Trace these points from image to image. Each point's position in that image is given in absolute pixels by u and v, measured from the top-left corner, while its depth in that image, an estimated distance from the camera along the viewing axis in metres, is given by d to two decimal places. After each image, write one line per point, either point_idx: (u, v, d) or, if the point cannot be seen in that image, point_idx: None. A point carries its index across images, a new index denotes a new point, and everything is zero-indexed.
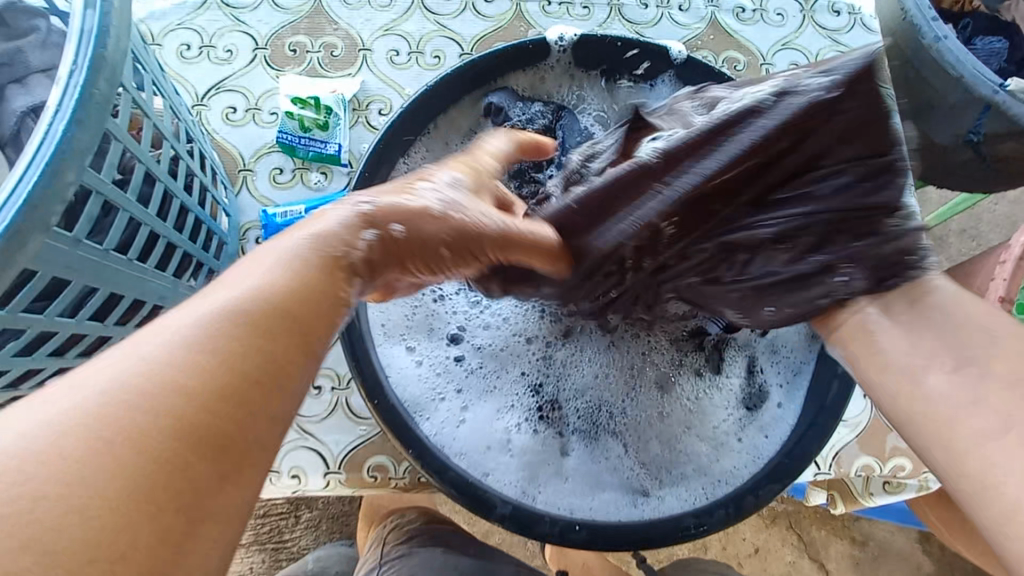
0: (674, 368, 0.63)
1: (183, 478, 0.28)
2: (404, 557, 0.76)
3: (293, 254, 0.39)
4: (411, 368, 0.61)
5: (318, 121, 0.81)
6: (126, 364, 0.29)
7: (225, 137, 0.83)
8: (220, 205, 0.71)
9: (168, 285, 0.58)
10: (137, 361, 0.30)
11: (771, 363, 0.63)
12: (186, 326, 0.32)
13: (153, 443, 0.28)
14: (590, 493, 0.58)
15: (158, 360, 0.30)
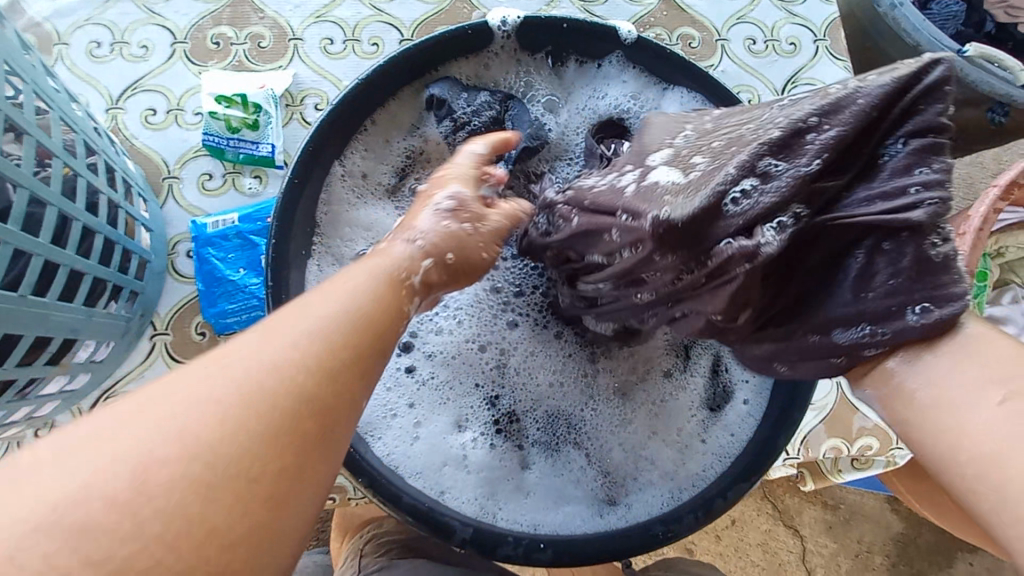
0: (635, 372, 0.61)
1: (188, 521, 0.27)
2: (382, 569, 0.72)
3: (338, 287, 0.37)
4: None
5: (246, 120, 0.75)
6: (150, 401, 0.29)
7: (146, 143, 0.76)
8: (139, 220, 0.65)
9: (77, 316, 0.53)
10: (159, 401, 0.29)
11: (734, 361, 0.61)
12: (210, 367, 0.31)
13: (198, 479, 0.28)
14: (553, 507, 0.56)
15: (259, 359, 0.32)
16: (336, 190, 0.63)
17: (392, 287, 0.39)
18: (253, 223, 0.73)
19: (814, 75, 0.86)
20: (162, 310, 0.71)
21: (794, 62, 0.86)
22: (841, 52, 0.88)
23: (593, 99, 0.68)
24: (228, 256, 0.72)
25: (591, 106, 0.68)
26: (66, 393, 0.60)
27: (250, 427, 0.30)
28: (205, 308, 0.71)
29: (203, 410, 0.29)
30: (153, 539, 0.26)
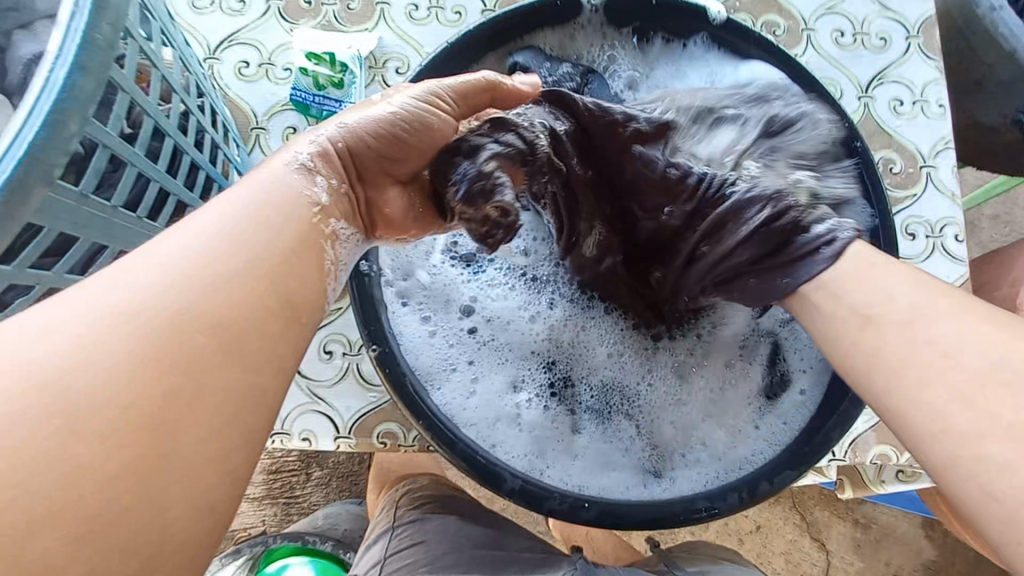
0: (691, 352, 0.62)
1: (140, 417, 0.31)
2: (416, 522, 0.75)
3: (223, 205, 0.39)
4: (423, 337, 0.60)
5: (332, 78, 0.78)
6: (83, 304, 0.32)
7: (238, 93, 0.80)
8: (233, 163, 0.69)
9: None
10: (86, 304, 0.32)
11: (793, 352, 0.61)
12: (132, 272, 0.34)
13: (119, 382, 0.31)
14: (600, 472, 0.58)
15: (160, 278, 0.34)
16: None
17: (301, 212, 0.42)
18: None
19: (902, 74, 0.83)
20: None
21: (882, 58, 0.83)
22: (933, 51, 0.84)
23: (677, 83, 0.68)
24: None
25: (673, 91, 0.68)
26: None
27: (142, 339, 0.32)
28: None
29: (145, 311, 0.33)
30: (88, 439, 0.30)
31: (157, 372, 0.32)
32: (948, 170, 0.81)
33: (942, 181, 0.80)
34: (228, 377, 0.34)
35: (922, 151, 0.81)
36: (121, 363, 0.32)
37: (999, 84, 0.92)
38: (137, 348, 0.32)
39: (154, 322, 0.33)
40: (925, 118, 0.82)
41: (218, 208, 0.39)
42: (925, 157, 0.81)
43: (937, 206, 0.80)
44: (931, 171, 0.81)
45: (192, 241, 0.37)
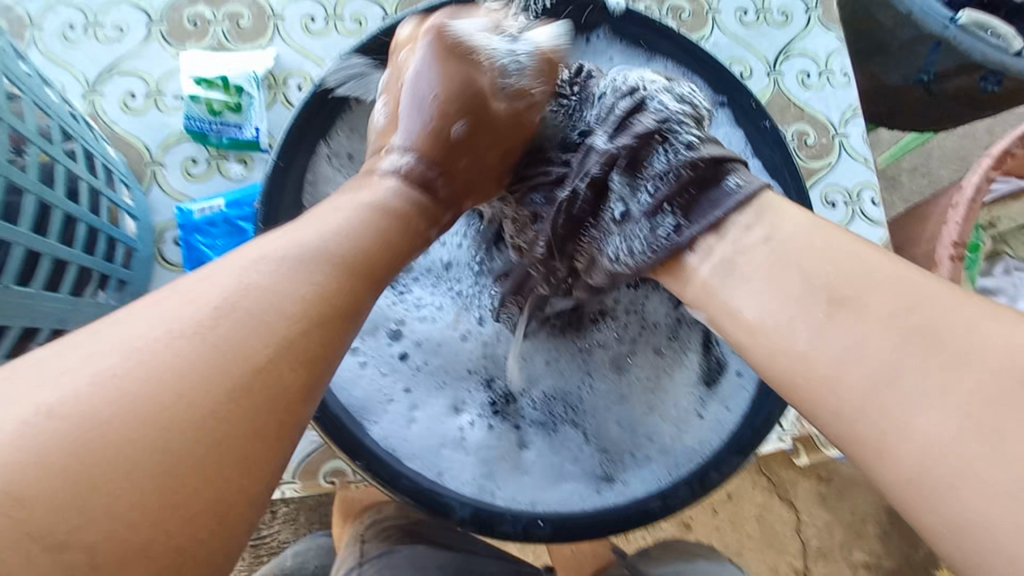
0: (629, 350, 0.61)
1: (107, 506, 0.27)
2: (382, 556, 0.66)
3: (284, 240, 0.38)
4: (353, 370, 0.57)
5: (229, 103, 0.72)
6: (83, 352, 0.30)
7: (126, 129, 0.74)
8: (123, 207, 0.64)
9: (65, 306, 0.52)
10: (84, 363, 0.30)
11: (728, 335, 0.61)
12: (146, 315, 0.33)
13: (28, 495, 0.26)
14: (552, 485, 0.56)
15: (194, 327, 0.32)
16: (321, 169, 0.62)
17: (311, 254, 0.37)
18: (241, 209, 0.72)
19: (807, 46, 0.85)
20: None
21: (786, 33, 0.85)
22: (834, 21, 0.86)
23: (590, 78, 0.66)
24: (216, 243, 0.71)
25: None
26: None
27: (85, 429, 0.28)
28: None
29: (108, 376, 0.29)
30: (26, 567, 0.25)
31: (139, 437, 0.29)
32: (859, 136, 0.83)
33: (854, 147, 0.82)
34: (258, 453, 0.31)
35: (833, 120, 0.83)
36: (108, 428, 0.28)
37: (897, 47, 0.95)
38: (116, 404, 0.28)
39: (224, 357, 0.31)
40: (832, 88, 0.84)
41: (257, 252, 0.36)
42: (837, 125, 0.83)
43: (854, 172, 0.82)
44: (843, 139, 0.83)
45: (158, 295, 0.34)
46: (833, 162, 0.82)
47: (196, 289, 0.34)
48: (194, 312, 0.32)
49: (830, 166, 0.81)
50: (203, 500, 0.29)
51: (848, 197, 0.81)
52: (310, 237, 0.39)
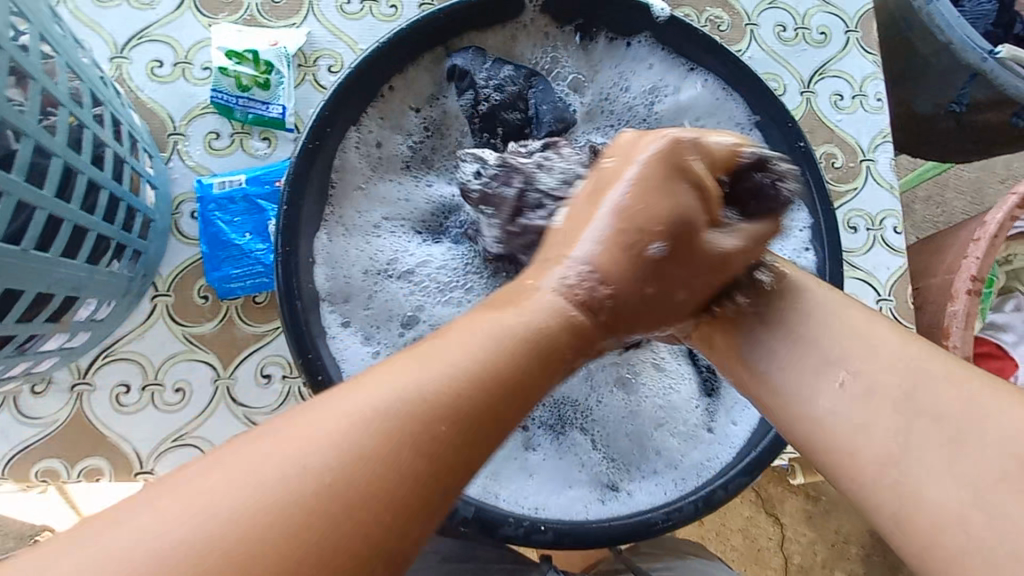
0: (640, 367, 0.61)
1: None
2: None
3: (410, 369, 0.33)
4: (355, 349, 0.58)
5: (257, 79, 0.72)
6: (290, 447, 0.29)
7: (151, 96, 0.73)
8: (144, 176, 0.63)
9: (79, 273, 0.51)
10: (283, 453, 0.29)
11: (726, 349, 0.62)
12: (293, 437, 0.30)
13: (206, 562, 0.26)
14: (556, 489, 0.56)
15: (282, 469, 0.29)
16: (349, 157, 0.60)
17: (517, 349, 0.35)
18: (260, 186, 0.71)
19: (842, 68, 0.84)
20: (164, 271, 0.70)
21: (822, 53, 0.84)
22: (871, 45, 0.85)
23: (625, 92, 0.67)
24: (234, 219, 0.70)
25: (622, 101, 0.67)
26: (66, 351, 0.59)
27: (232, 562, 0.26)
28: (209, 272, 0.69)
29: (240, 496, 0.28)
30: None
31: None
32: (886, 163, 0.82)
33: (880, 173, 0.82)
34: None
35: (863, 145, 0.83)
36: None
37: (932, 75, 0.94)
38: (253, 516, 0.27)
39: (421, 440, 0.31)
40: (864, 112, 0.83)
41: (407, 372, 0.32)
42: (865, 150, 0.82)
43: (878, 198, 0.81)
44: (870, 164, 0.82)
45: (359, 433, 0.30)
46: (858, 187, 0.81)
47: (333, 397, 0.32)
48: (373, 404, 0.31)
49: (855, 191, 0.81)
50: None
51: (870, 224, 0.80)
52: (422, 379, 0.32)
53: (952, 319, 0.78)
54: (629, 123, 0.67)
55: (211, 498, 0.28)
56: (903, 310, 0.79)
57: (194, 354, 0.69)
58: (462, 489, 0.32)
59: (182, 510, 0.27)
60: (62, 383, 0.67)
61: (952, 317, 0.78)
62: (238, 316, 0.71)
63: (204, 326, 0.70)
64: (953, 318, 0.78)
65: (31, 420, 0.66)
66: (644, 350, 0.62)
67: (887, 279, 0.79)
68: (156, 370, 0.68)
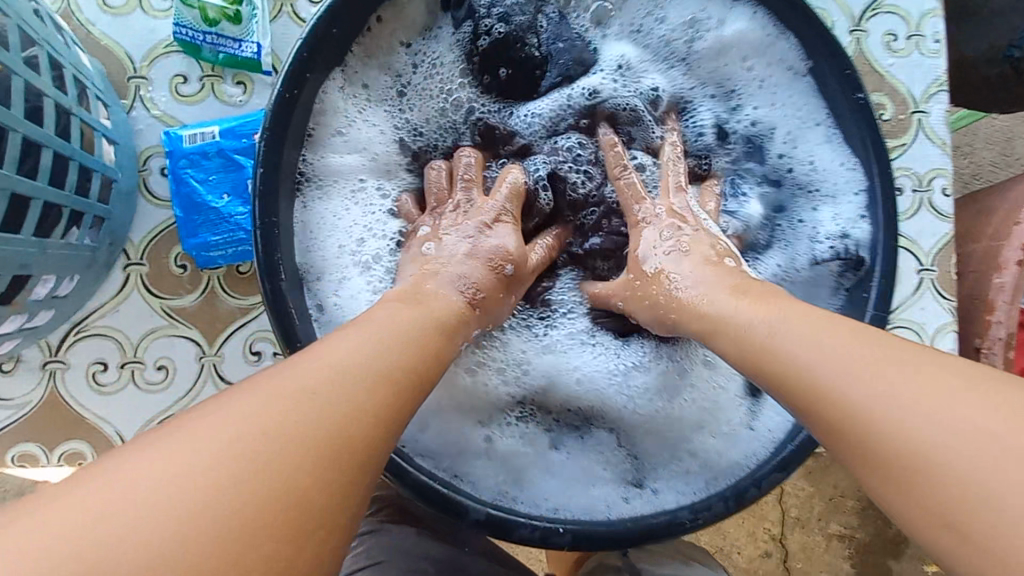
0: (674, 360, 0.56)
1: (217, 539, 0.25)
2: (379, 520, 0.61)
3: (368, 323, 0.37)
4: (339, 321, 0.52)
5: (226, 11, 0.59)
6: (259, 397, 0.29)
7: (105, 32, 0.63)
8: (100, 129, 0.54)
9: (27, 249, 0.44)
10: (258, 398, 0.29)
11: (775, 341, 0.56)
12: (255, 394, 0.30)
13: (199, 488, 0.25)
14: (576, 490, 0.52)
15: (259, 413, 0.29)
16: (332, 100, 0.52)
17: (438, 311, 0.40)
18: (237, 139, 0.62)
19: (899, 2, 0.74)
20: (136, 237, 0.62)
21: None
22: None
23: (657, 30, 0.58)
24: (209, 178, 0.62)
25: (651, 39, 0.58)
26: (28, 331, 0.53)
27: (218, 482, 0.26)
28: (185, 238, 0.62)
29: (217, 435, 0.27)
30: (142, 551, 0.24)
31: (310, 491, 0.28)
32: (940, 115, 0.74)
33: (932, 127, 0.74)
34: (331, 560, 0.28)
35: (915, 94, 0.74)
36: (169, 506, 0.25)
37: None
38: (211, 475, 0.26)
39: (379, 381, 0.33)
40: (919, 56, 0.74)
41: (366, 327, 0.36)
42: (917, 101, 0.74)
43: (928, 156, 0.73)
44: (922, 117, 0.74)
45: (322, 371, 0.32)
46: (906, 143, 0.73)
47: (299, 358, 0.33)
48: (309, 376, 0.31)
49: (903, 147, 0.73)
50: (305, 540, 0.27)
51: (916, 185, 0.73)
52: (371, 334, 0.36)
53: (998, 292, 0.73)
54: (668, 60, 0.58)
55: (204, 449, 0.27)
56: (943, 280, 0.73)
57: (176, 329, 0.63)
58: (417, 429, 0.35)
59: (140, 478, 0.25)
60: (31, 360, 0.61)
61: (999, 291, 0.73)
62: (221, 288, 0.64)
63: (184, 299, 0.63)
64: (999, 291, 0.73)
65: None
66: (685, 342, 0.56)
67: (930, 247, 0.73)
68: (135, 346, 0.62)
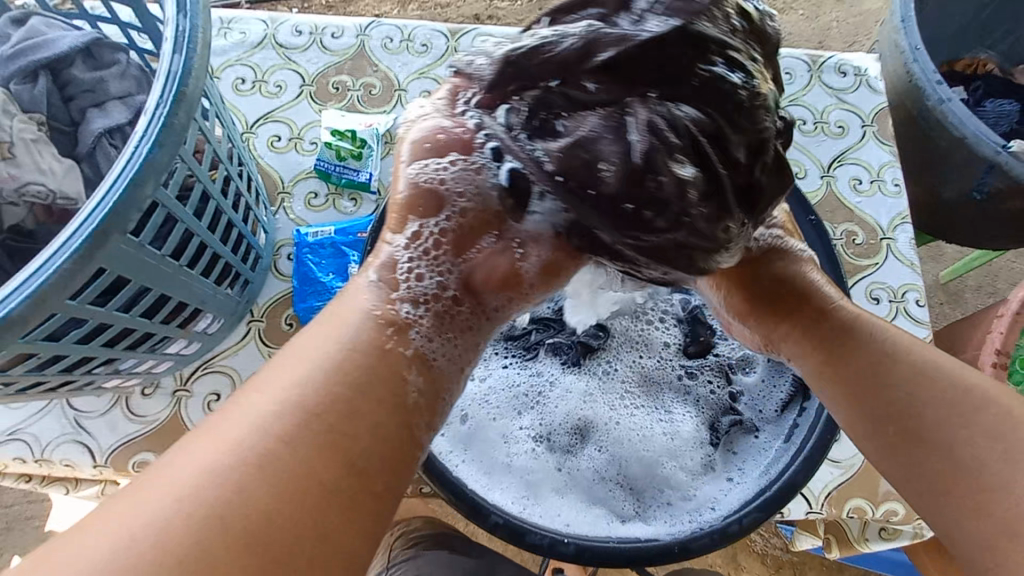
0: (654, 422, 0.72)
1: (206, 553, 0.39)
2: (410, 561, 0.77)
3: (296, 361, 0.48)
4: None
5: (353, 151, 0.89)
6: (235, 433, 0.44)
7: (269, 162, 0.91)
8: (260, 222, 0.79)
9: (207, 290, 0.65)
10: (234, 435, 0.44)
11: (748, 387, 0.72)
12: (209, 439, 0.44)
13: (191, 516, 0.40)
14: (582, 508, 0.64)
15: (234, 458, 0.43)
16: None
17: (371, 349, 0.50)
18: (346, 236, 0.85)
19: (860, 156, 0.93)
20: (261, 301, 0.84)
21: (841, 144, 0.93)
22: (888, 137, 0.94)
23: None
24: (322, 261, 0.84)
25: None
26: (180, 357, 0.72)
27: (184, 516, 0.40)
28: (297, 303, 0.83)
29: (208, 473, 0.42)
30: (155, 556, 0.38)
31: (292, 499, 0.42)
32: (906, 241, 0.88)
33: (901, 251, 0.88)
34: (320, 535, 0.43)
35: (882, 224, 0.89)
36: (176, 532, 0.39)
37: (953, 167, 1.03)
38: (183, 513, 0.40)
39: (283, 422, 0.45)
40: (882, 195, 0.91)
41: (288, 365, 0.48)
42: (884, 229, 0.89)
43: (898, 273, 0.87)
44: (891, 242, 0.88)
45: (256, 421, 0.44)
46: (878, 262, 0.87)
47: (255, 402, 0.46)
48: (290, 387, 0.46)
49: (875, 265, 0.87)
50: (284, 529, 0.41)
51: (892, 296, 0.85)
52: (290, 377, 0.47)
53: None
54: None
55: (189, 490, 0.41)
56: None
57: None
58: (356, 401, 0.48)
59: (138, 517, 0.40)
60: (166, 388, 0.80)
61: None
62: None
63: None
64: None
65: (137, 418, 0.78)
66: (668, 407, 0.73)
67: None
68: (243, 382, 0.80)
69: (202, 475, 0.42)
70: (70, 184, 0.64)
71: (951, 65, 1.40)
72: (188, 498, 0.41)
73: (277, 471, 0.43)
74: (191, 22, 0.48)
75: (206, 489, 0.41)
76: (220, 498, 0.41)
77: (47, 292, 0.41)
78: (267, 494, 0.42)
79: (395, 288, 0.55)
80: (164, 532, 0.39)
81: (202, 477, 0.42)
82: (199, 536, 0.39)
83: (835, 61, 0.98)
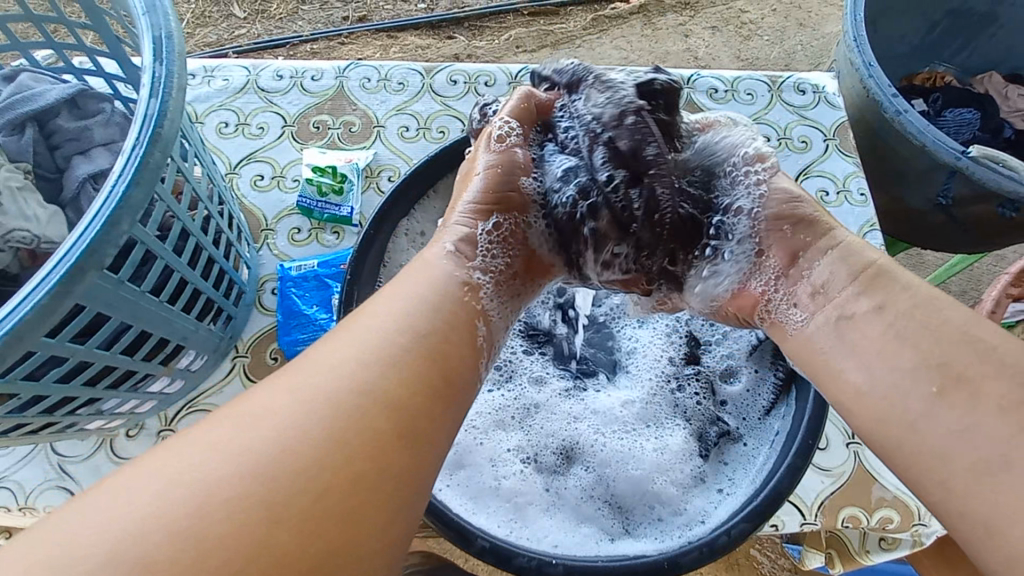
0: (656, 430, 0.73)
1: (282, 517, 0.39)
2: None
3: (380, 318, 0.51)
4: None
5: (334, 186, 0.91)
6: (327, 380, 0.45)
7: (252, 201, 0.93)
8: (242, 258, 0.80)
9: (190, 326, 0.66)
10: (327, 382, 0.45)
11: (736, 396, 0.72)
12: (293, 392, 0.45)
13: (290, 473, 0.40)
14: (571, 528, 0.64)
15: (332, 410, 0.44)
16: (398, 242, 0.75)
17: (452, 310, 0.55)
18: (329, 268, 0.87)
19: (825, 168, 0.96)
20: (246, 336, 0.84)
21: (806, 157, 0.97)
22: (849, 149, 0.98)
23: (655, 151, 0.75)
24: (305, 294, 0.85)
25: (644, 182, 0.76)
26: (163, 396, 0.72)
27: (277, 473, 0.40)
28: (280, 336, 0.83)
29: (301, 426, 0.42)
30: (216, 518, 0.37)
31: (378, 458, 0.43)
32: (876, 248, 0.91)
33: None
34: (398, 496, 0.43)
35: (852, 232, 0.92)
36: (258, 487, 0.39)
37: (918, 174, 1.06)
38: (268, 468, 0.40)
39: (378, 380, 0.47)
40: (849, 205, 0.94)
41: (376, 322, 0.51)
42: (855, 237, 0.92)
43: None
44: None
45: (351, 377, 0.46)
46: None
47: (343, 354, 0.48)
48: (383, 341, 0.49)
49: None
50: (369, 492, 0.42)
51: None
52: (383, 332, 0.50)
53: None
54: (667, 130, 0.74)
55: (277, 442, 0.41)
56: None
57: None
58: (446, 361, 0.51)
59: (200, 462, 0.40)
60: (151, 428, 0.79)
61: None
62: None
63: None
64: None
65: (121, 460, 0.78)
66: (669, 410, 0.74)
67: None
68: None
69: (221, 461, 0.40)
70: (54, 228, 0.65)
71: (910, 80, 1.46)
72: (269, 457, 0.40)
73: (374, 430, 0.44)
74: (167, 69, 0.50)
75: (290, 443, 0.41)
76: (313, 455, 0.41)
77: (24, 329, 0.42)
78: (296, 492, 0.40)
79: (473, 256, 0.61)
80: (250, 489, 0.39)
81: (289, 429, 0.42)
82: (279, 498, 0.39)
83: (794, 80, 1.03)
